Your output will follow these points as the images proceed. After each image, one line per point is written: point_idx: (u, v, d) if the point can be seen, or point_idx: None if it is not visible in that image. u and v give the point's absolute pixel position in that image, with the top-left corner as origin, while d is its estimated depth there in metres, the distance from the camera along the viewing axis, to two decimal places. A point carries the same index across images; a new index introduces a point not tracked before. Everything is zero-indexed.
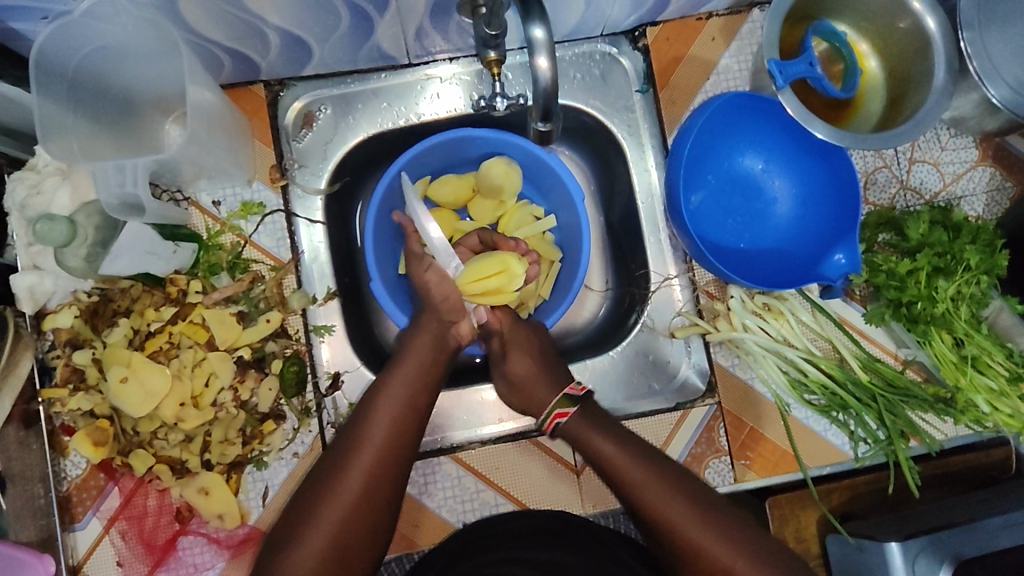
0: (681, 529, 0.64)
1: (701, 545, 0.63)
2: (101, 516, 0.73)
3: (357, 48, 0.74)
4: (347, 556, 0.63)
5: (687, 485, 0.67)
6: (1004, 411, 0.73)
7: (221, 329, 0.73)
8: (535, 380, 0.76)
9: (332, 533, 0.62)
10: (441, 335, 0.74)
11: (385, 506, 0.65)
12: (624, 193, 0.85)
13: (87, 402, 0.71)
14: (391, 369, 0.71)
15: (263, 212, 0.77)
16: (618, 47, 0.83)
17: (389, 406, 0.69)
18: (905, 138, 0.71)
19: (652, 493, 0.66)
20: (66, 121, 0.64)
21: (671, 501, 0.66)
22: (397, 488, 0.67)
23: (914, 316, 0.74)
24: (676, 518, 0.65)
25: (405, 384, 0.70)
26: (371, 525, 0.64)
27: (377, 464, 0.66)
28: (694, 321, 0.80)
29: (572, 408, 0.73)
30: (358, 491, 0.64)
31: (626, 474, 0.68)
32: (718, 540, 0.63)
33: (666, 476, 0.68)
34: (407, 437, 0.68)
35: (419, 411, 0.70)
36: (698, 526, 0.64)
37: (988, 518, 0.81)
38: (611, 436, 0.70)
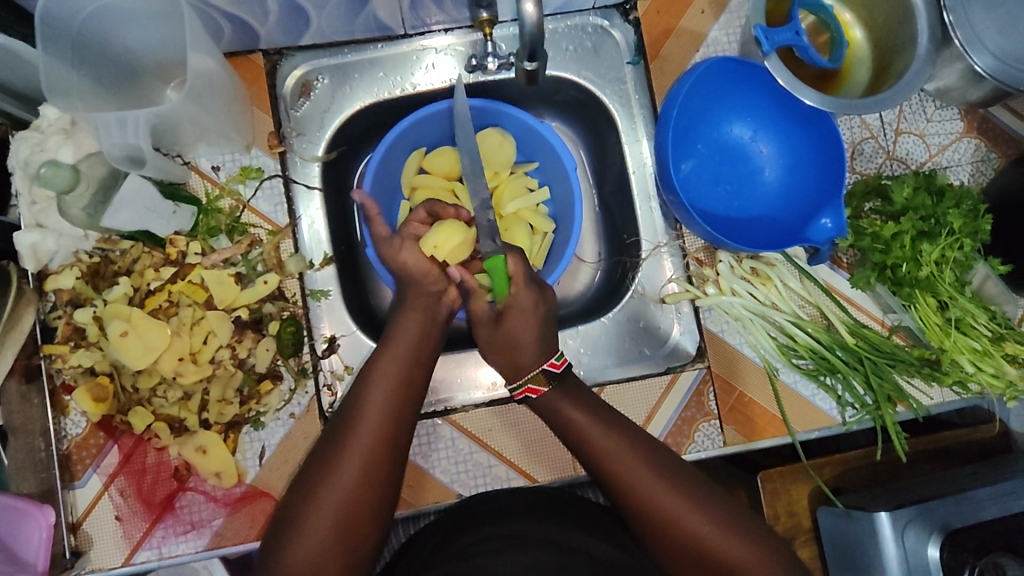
0: (665, 510, 0.65)
1: (686, 526, 0.65)
2: (101, 472, 0.74)
3: (354, 15, 0.76)
4: (352, 539, 0.63)
5: (671, 467, 0.68)
6: (988, 371, 0.74)
7: (219, 289, 0.74)
8: (536, 327, 0.75)
9: (336, 517, 0.62)
10: (431, 309, 0.75)
11: (387, 484, 0.65)
12: (615, 165, 0.87)
13: (87, 358, 0.72)
14: (380, 351, 0.71)
15: (261, 177, 0.79)
16: (609, 20, 0.84)
17: (381, 388, 0.68)
18: (889, 104, 0.73)
19: (637, 476, 0.67)
20: (71, 80, 0.66)
21: (657, 484, 0.66)
22: (397, 463, 0.66)
23: (899, 278, 0.76)
24: (660, 500, 0.66)
25: (396, 363, 0.69)
26: (375, 505, 0.64)
27: (374, 446, 0.65)
28: (685, 288, 0.82)
29: (547, 386, 0.73)
30: (357, 474, 0.64)
31: (610, 459, 0.68)
32: (702, 519, 0.65)
33: (650, 459, 0.68)
34: (401, 416, 0.67)
35: (413, 388, 0.70)
36: (682, 507, 0.65)
37: (975, 488, 0.82)
38: (601, 433, 0.70)
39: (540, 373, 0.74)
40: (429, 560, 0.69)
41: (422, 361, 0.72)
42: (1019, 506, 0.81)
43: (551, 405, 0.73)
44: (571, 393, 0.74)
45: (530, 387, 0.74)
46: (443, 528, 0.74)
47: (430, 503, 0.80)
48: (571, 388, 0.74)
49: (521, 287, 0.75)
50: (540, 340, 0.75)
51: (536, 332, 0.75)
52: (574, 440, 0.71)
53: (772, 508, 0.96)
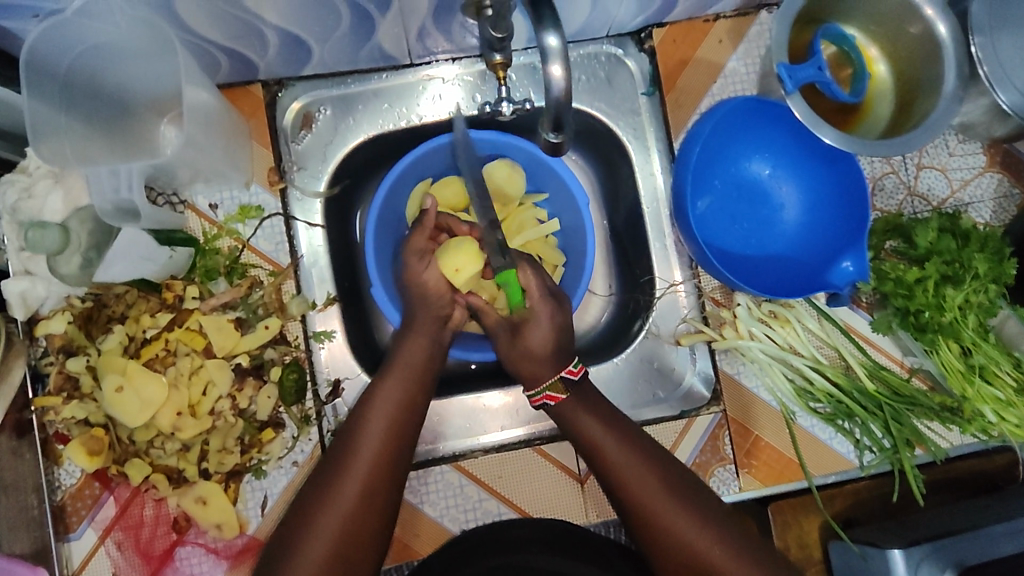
0: (688, 542, 0.64)
1: (707, 559, 0.63)
2: (96, 525, 0.71)
3: (358, 48, 0.73)
4: (351, 565, 0.62)
5: (695, 496, 0.66)
6: (1011, 421, 0.73)
7: (218, 336, 0.71)
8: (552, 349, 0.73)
9: (333, 541, 0.62)
10: (435, 337, 0.74)
11: (385, 510, 0.65)
12: (628, 198, 0.84)
13: (81, 411, 0.69)
14: (383, 374, 0.71)
15: (261, 216, 0.76)
16: (624, 48, 0.81)
17: (384, 410, 0.68)
18: (915, 145, 0.70)
19: (661, 504, 0.65)
20: (60, 122, 0.62)
21: (680, 515, 0.64)
22: (396, 488, 0.66)
23: (922, 324, 0.73)
24: (682, 530, 0.64)
25: (398, 386, 0.69)
26: (373, 531, 0.64)
27: (373, 469, 0.65)
28: (699, 328, 0.79)
29: (565, 394, 0.71)
30: (356, 497, 0.64)
31: (632, 485, 0.66)
32: (725, 553, 0.63)
33: (673, 487, 0.66)
34: (402, 441, 0.67)
35: (414, 412, 0.69)
36: (706, 540, 0.63)
37: (990, 524, 0.81)
38: (617, 446, 0.68)
39: (559, 380, 0.72)
40: None
41: (425, 385, 0.71)
42: None
43: (572, 421, 0.71)
44: (594, 409, 0.71)
45: (549, 394, 0.72)
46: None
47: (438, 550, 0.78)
48: (592, 406, 0.71)
49: (537, 296, 0.75)
50: (559, 350, 0.73)
51: (557, 339, 0.73)
52: (590, 452, 0.69)
53: (783, 539, 0.95)
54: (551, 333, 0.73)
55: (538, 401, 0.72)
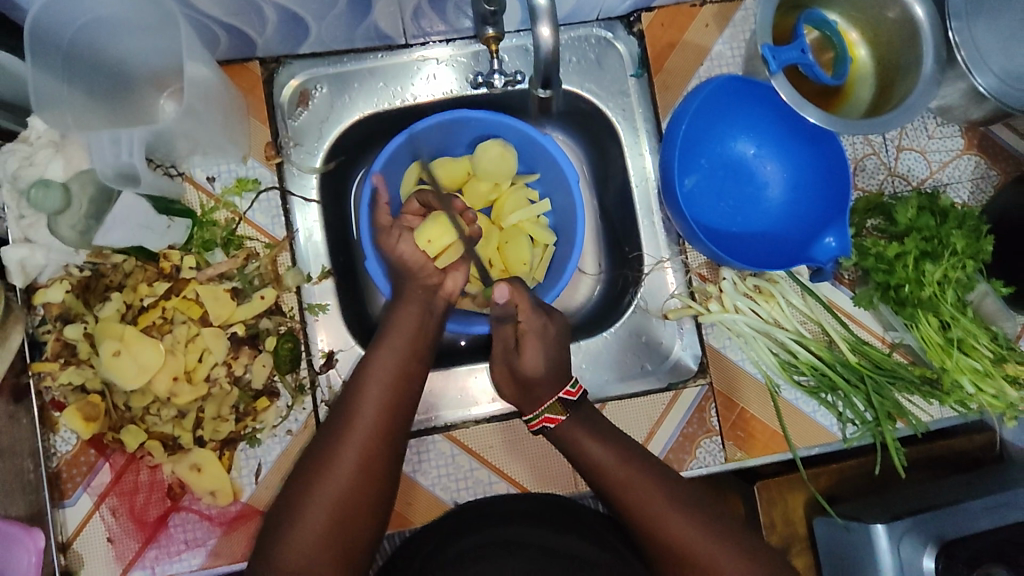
0: (681, 538, 0.66)
1: (699, 554, 0.65)
2: (91, 492, 0.72)
3: (354, 26, 0.74)
4: (348, 535, 0.63)
5: (686, 494, 0.69)
6: (989, 392, 0.74)
7: (215, 305, 0.73)
8: (553, 368, 0.75)
9: (331, 511, 0.63)
10: (425, 304, 0.75)
11: (383, 477, 0.66)
12: (618, 178, 0.86)
13: (78, 376, 0.71)
14: (379, 345, 0.72)
15: (258, 189, 0.77)
16: (613, 32, 0.84)
17: (380, 381, 0.69)
18: (894, 125, 0.72)
19: (643, 495, 0.68)
20: (62, 92, 0.64)
21: (672, 511, 0.67)
22: (393, 454, 0.67)
23: (901, 298, 0.75)
24: (675, 526, 0.66)
25: (395, 357, 0.71)
26: (371, 500, 0.65)
27: (370, 440, 0.66)
28: (687, 303, 0.81)
29: (564, 415, 0.73)
30: (353, 466, 0.65)
31: (627, 487, 0.69)
32: (716, 546, 0.66)
33: (665, 486, 0.69)
34: (398, 410, 0.68)
35: (411, 382, 0.71)
36: (698, 535, 0.66)
37: (967, 501, 0.83)
38: (598, 445, 0.72)
39: (557, 401, 0.74)
40: None
41: (420, 355, 0.73)
42: (1013, 518, 0.81)
43: (566, 433, 0.73)
44: (588, 424, 0.74)
45: (548, 417, 0.74)
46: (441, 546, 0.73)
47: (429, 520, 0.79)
48: (587, 421, 0.74)
49: (530, 313, 0.77)
50: (555, 371, 0.75)
51: (552, 358, 0.76)
52: (573, 453, 0.73)
53: (767, 516, 0.99)
54: (544, 349, 0.76)
55: (536, 425, 0.74)
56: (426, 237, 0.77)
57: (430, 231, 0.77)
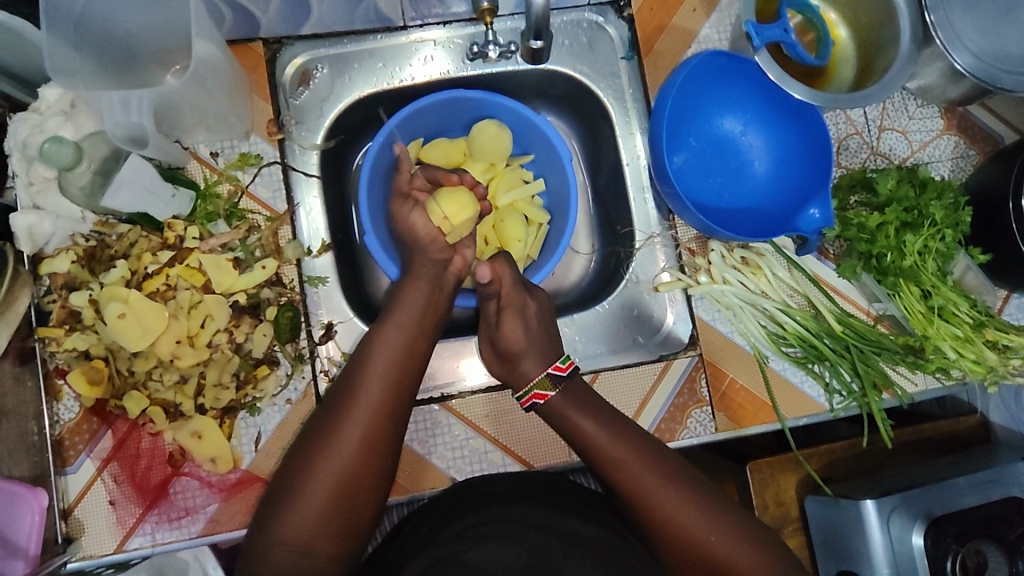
0: (670, 514, 0.66)
1: (689, 530, 0.65)
2: (95, 457, 0.74)
3: (354, 6, 0.77)
4: (350, 510, 0.63)
5: (677, 471, 0.69)
6: (970, 357, 0.76)
7: (218, 274, 0.75)
8: (539, 340, 0.79)
9: (335, 485, 0.63)
10: (434, 279, 0.77)
11: (385, 454, 0.66)
12: (609, 157, 0.89)
13: (83, 342, 0.72)
14: (384, 324, 0.73)
15: (260, 164, 0.79)
16: (604, 16, 0.86)
17: (384, 360, 0.70)
18: (874, 100, 0.75)
19: (635, 471, 0.68)
20: (74, 62, 0.66)
21: (662, 488, 0.67)
22: (397, 432, 0.68)
23: (884, 267, 0.78)
24: (664, 502, 0.67)
25: (400, 335, 0.72)
26: (374, 475, 0.65)
27: (374, 417, 0.66)
28: (677, 277, 0.84)
29: (553, 391, 0.75)
30: (357, 441, 0.64)
31: (618, 466, 0.69)
32: (706, 522, 0.66)
33: (656, 464, 0.69)
34: (403, 387, 0.69)
35: (415, 359, 0.72)
36: (689, 512, 0.66)
37: (954, 478, 0.84)
38: (589, 421, 0.72)
39: (546, 377, 0.76)
40: (421, 549, 0.69)
41: (424, 333, 0.74)
42: (997, 494, 0.83)
43: (557, 412, 0.74)
44: (580, 403, 0.75)
45: (536, 393, 0.76)
46: (437, 516, 0.74)
47: (427, 491, 0.80)
48: (580, 401, 0.75)
49: (511, 289, 0.80)
50: (535, 347, 0.78)
51: (532, 334, 0.79)
52: (567, 430, 0.73)
53: (761, 498, 0.93)
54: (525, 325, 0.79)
55: (526, 403, 0.76)
56: (444, 212, 0.79)
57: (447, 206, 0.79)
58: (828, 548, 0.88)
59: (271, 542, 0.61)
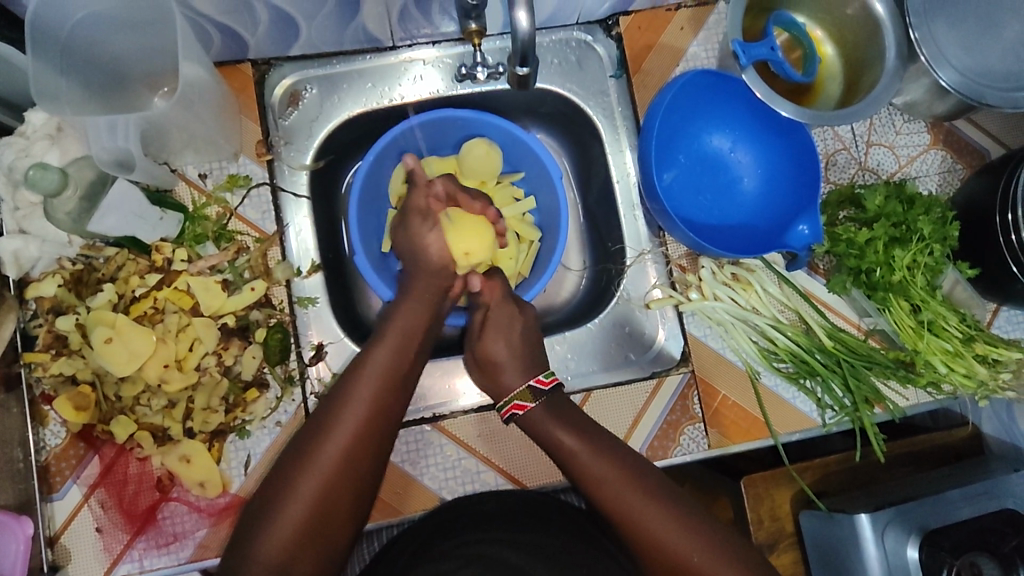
0: (654, 531, 0.65)
1: (673, 547, 0.65)
2: (82, 483, 0.73)
3: (343, 27, 0.77)
4: (327, 530, 0.62)
5: (661, 488, 0.68)
6: (960, 371, 0.76)
7: (206, 296, 0.74)
8: (521, 358, 0.79)
9: (313, 506, 0.62)
10: (428, 300, 0.76)
11: (367, 475, 0.65)
12: (600, 174, 0.89)
13: (69, 367, 0.72)
14: (376, 341, 0.72)
15: (249, 185, 0.79)
16: (592, 35, 0.87)
17: (371, 377, 0.69)
18: (861, 116, 0.76)
19: (615, 487, 0.68)
20: (60, 86, 0.66)
21: (645, 505, 0.67)
22: (381, 453, 0.67)
23: (873, 282, 0.78)
24: (647, 519, 0.66)
25: (389, 353, 0.71)
26: (353, 495, 0.64)
27: (356, 436, 0.65)
28: (668, 294, 0.84)
29: (533, 402, 0.75)
30: (338, 461, 0.64)
31: (602, 482, 0.69)
32: (690, 540, 0.65)
33: (640, 480, 0.68)
34: (390, 407, 0.68)
35: (405, 378, 0.71)
36: (673, 530, 0.65)
37: (948, 491, 0.83)
38: (571, 435, 0.72)
39: (526, 388, 0.76)
40: None
41: (415, 350, 0.73)
42: (992, 507, 0.83)
43: (541, 428, 0.74)
44: (562, 415, 0.74)
45: (518, 404, 0.75)
46: (428, 540, 0.73)
47: (420, 512, 0.79)
48: (563, 414, 0.74)
49: (499, 306, 0.82)
50: (519, 360, 0.79)
51: (516, 347, 0.79)
52: (549, 444, 0.73)
53: (755, 512, 0.93)
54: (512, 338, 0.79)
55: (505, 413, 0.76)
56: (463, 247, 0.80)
57: (460, 235, 0.80)
58: (822, 562, 0.88)
59: (246, 562, 0.60)
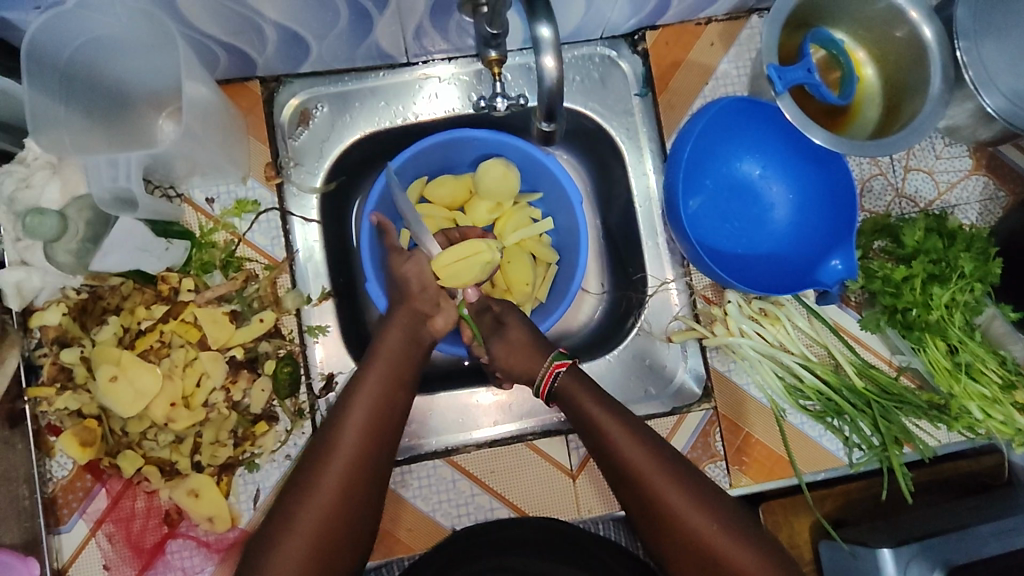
0: (692, 528, 0.63)
1: (711, 547, 0.63)
2: (88, 517, 0.71)
3: (355, 46, 0.73)
4: (331, 566, 0.61)
5: (701, 485, 0.66)
6: (997, 418, 0.73)
7: (213, 328, 0.72)
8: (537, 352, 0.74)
9: (313, 540, 0.60)
10: (412, 330, 0.72)
11: (365, 506, 0.63)
12: (622, 197, 0.85)
13: (74, 401, 0.70)
14: (362, 370, 0.69)
15: (258, 210, 0.76)
16: (617, 50, 0.83)
17: (362, 408, 0.66)
18: (901, 147, 0.71)
19: (646, 469, 0.65)
20: (60, 114, 0.63)
21: (684, 502, 0.64)
22: (376, 486, 0.64)
23: (909, 322, 0.74)
24: (687, 516, 0.63)
25: (377, 383, 0.67)
26: (353, 531, 0.62)
27: (352, 468, 0.63)
28: (691, 326, 0.80)
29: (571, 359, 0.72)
30: (337, 494, 0.62)
31: (640, 473, 0.65)
32: (728, 543, 0.62)
33: (668, 465, 0.66)
34: (381, 439, 0.65)
35: (393, 409, 0.67)
36: (702, 519, 0.63)
37: (977, 525, 0.78)
38: (601, 410, 0.68)
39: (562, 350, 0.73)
40: None
41: (402, 383, 0.69)
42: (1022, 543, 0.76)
43: (579, 405, 0.70)
44: (591, 388, 0.71)
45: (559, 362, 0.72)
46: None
47: (430, 544, 0.77)
48: (592, 388, 0.71)
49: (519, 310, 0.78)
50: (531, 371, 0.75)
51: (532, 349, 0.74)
52: (579, 419, 0.70)
53: None
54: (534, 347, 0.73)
55: (547, 374, 0.71)
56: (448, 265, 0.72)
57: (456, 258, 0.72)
58: None
59: None
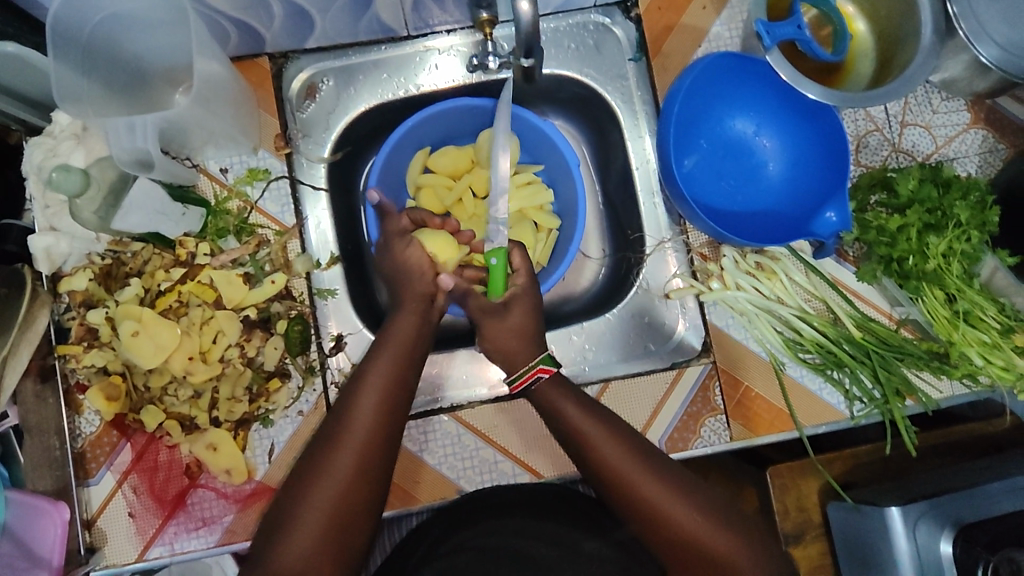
0: (665, 508, 0.62)
1: (685, 527, 0.62)
2: (115, 470, 0.75)
3: (357, 18, 0.77)
4: (345, 535, 0.60)
5: (669, 469, 0.65)
6: (997, 364, 0.73)
7: (228, 288, 0.76)
8: (520, 334, 0.75)
9: (330, 513, 0.60)
10: (423, 314, 0.74)
11: (381, 480, 0.63)
12: (619, 160, 0.87)
13: (100, 358, 0.74)
14: (376, 350, 0.69)
15: (269, 178, 0.80)
16: (611, 17, 0.85)
17: (377, 387, 0.66)
18: (893, 96, 0.72)
19: (615, 453, 0.65)
20: (81, 86, 0.68)
21: (654, 479, 0.64)
22: (389, 460, 0.64)
23: (905, 272, 0.75)
24: (664, 503, 0.62)
25: (391, 364, 0.68)
26: (367, 502, 0.62)
27: (367, 443, 0.63)
28: (689, 283, 0.82)
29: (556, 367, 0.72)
30: (353, 468, 0.62)
31: (610, 458, 0.65)
32: (706, 523, 0.62)
33: (638, 451, 0.66)
34: (395, 415, 0.66)
35: (405, 390, 0.68)
36: (672, 498, 0.63)
37: (987, 483, 0.77)
38: (568, 401, 0.70)
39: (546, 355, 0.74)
40: None
41: (414, 363, 0.70)
42: None
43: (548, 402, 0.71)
44: (562, 385, 0.72)
45: (542, 368, 0.72)
46: (449, 527, 0.74)
47: (436, 499, 0.80)
48: (563, 385, 0.72)
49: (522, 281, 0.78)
50: (527, 342, 0.75)
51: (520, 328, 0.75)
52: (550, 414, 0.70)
53: (782, 503, 0.92)
54: (523, 319, 0.75)
55: (529, 377, 0.72)
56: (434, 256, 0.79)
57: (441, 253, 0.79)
58: (851, 554, 0.85)
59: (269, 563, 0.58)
